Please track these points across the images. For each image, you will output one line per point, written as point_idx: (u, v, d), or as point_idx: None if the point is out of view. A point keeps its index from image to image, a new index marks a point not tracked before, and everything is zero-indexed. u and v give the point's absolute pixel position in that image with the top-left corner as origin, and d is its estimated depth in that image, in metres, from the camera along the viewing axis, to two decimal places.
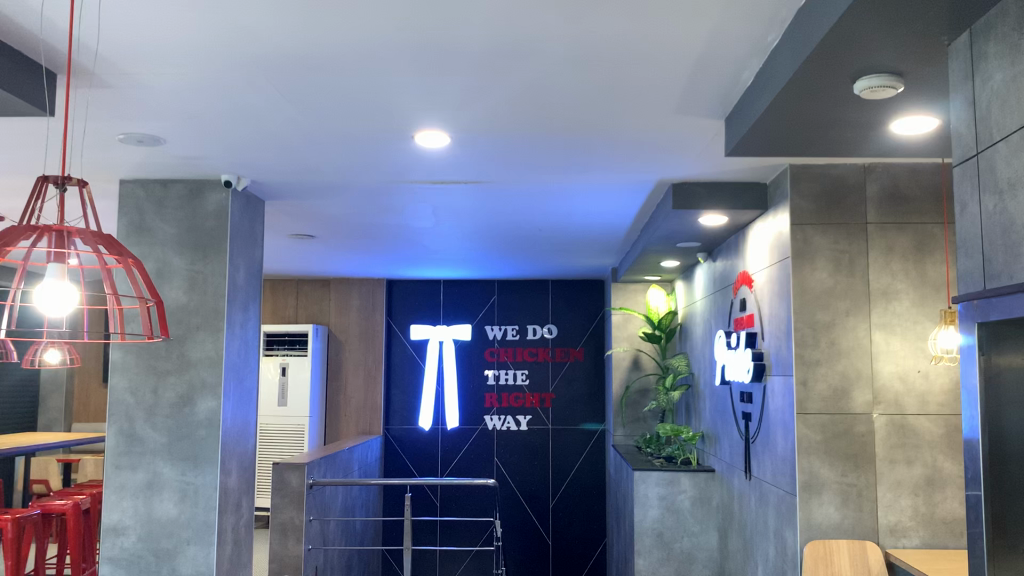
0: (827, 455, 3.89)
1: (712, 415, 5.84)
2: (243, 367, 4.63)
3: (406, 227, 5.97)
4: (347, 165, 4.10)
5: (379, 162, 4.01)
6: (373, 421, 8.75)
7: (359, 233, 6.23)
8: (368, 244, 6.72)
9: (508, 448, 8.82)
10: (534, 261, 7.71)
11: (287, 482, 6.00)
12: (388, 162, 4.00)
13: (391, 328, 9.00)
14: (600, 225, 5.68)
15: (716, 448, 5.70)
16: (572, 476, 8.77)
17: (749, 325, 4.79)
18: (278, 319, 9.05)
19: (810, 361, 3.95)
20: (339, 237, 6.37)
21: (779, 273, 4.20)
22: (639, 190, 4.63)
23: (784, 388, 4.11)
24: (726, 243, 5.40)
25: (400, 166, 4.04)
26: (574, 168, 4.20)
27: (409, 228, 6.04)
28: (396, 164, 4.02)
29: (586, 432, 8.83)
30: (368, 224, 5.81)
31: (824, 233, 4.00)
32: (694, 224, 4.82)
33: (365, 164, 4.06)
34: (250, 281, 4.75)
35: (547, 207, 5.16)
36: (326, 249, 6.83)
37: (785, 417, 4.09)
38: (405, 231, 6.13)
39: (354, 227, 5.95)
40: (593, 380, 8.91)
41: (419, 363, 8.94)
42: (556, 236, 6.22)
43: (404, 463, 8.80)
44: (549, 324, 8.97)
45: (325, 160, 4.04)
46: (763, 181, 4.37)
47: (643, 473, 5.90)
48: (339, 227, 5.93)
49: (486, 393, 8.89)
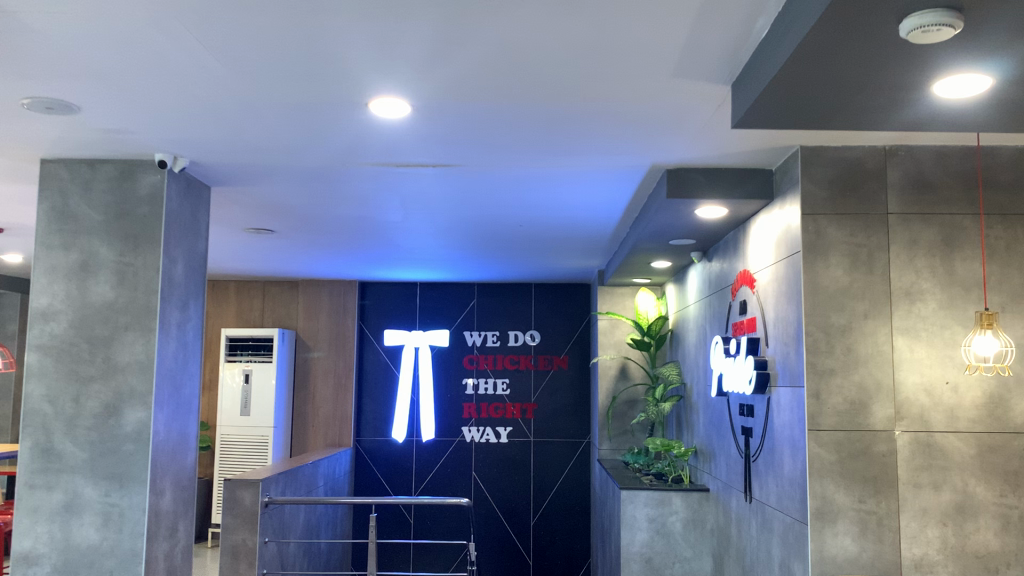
0: (842, 479, 3.39)
1: (707, 428, 5.33)
2: (180, 373, 4.10)
3: (372, 221, 5.47)
4: (297, 143, 3.59)
5: (331, 138, 3.49)
6: (342, 432, 8.20)
7: (322, 229, 5.71)
8: (335, 241, 6.19)
9: (487, 461, 8.30)
10: (514, 262, 7.23)
11: (240, 500, 5.47)
12: (343, 138, 3.49)
13: (364, 333, 8.48)
14: (587, 219, 5.18)
15: (710, 465, 5.20)
16: (555, 492, 8.26)
17: (750, 330, 4.30)
18: (242, 323, 8.49)
19: (823, 369, 3.45)
20: (301, 233, 5.86)
21: (788, 269, 3.70)
22: (630, 177, 4.13)
23: (793, 401, 3.61)
24: (724, 240, 4.91)
25: (355, 142, 3.54)
26: (556, 149, 3.70)
27: (377, 224, 5.53)
28: (352, 140, 3.52)
29: (571, 445, 8.32)
30: (331, 217, 5.31)
31: (840, 224, 3.51)
32: (690, 217, 4.32)
33: (316, 141, 3.55)
34: (191, 276, 4.23)
35: (525, 198, 4.66)
36: (289, 245, 6.31)
37: (796, 434, 3.58)
38: (373, 226, 5.63)
39: (317, 221, 5.44)
40: (577, 390, 8.41)
41: (393, 371, 8.43)
42: (539, 233, 5.72)
43: (376, 478, 8.26)
44: (532, 330, 8.46)
45: (271, 136, 3.53)
46: (769, 167, 3.89)
47: (632, 493, 5.38)
48: (299, 220, 5.40)
49: (464, 403, 8.38)
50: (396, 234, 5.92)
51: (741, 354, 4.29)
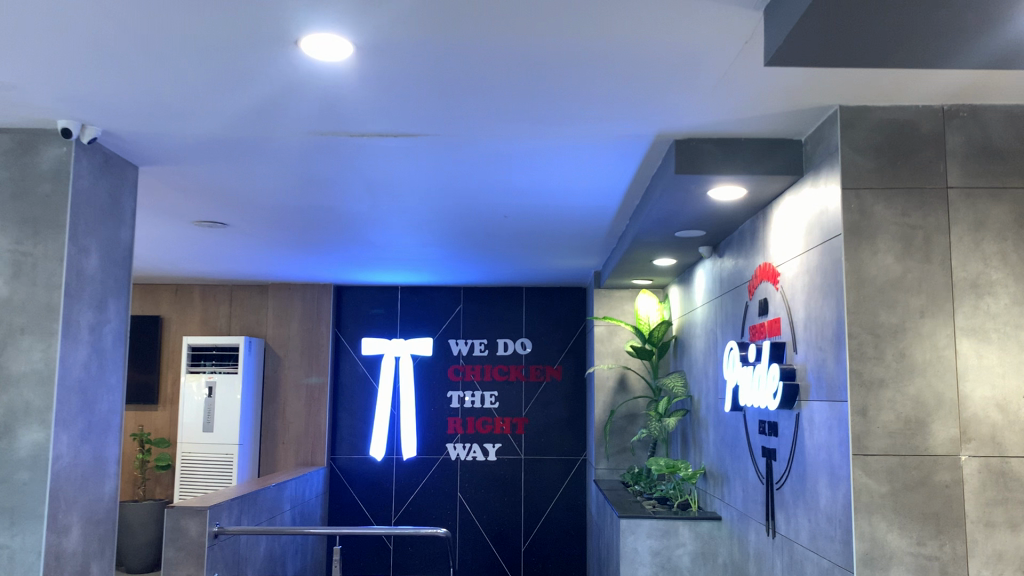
0: (896, 516, 2.72)
1: (719, 447, 4.68)
2: (94, 386, 3.43)
3: (336, 212, 4.82)
4: (219, 101, 2.93)
5: (259, 92, 2.83)
6: (316, 450, 7.52)
7: (282, 221, 5.07)
8: (299, 236, 5.54)
9: (474, 481, 7.63)
10: (501, 262, 6.58)
11: (185, 531, 4.78)
12: (273, 92, 2.84)
13: (340, 342, 7.82)
14: (579, 207, 4.54)
15: (724, 491, 4.53)
16: (548, 515, 7.58)
17: (773, 333, 3.65)
18: (207, 330, 7.82)
19: (870, 380, 2.79)
20: (259, 226, 5.22)
21: (824, 259, 3.05)
22: (631, 151, 3.49)
23: (832, 418, 2.95)
24: (738, 231, 4.27)
25: (288, 98, 2.88)
26: (538, 112, 3.06)
27: (342, 215, 4.88)
28: (285, 95, 2.86)
29: (565, 463, 7.65)
30: (288, 206, 4.66)
31: (889, 202, 2.86)
32: (701, 200, 3.67)
33: (240, 98, 2.89)
34: (111, 270, 3.57)
35: (507, 180, 4.02)
36: (248, 241, 5.65)
37: (835, 458, 2.92)
38: (339, 218, 4.99)
39: (273, 211, 4.79)
40: (572, 403, 7.75)
41: (372, 382, 7.77)
42: (527, 225, 5.08)
43: (353, 500, 7.58)
44: (523, 338, 7.81)
45: (186, 93, 2.87)
46: (798, 137, 3.25)
47: (632, 522, 4.71)
48: (252, 210, 4.76)
49: (449, 418, 7.72)
50: (366, 228, 5.27)
51: (762, 363, 3.64)
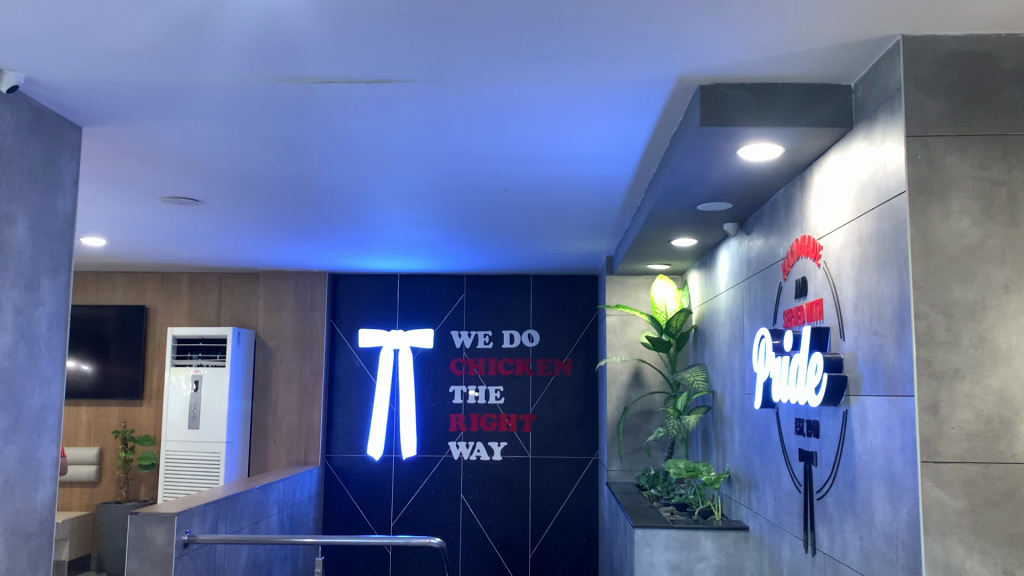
0: (976, 539, 2.19)
1: (746, 450, 4.17)
2: (21, 378, 2.95)
3: (317, 186, 4.35)
4: (141, 30, 2.44)
5: (177, 10, 2.32)
6: (309, 449, 7.05)
7: (260, 197, 4.61)
8: (282, 215, 5.07)
9: (478, 482, 7.14)
10: (504, 246, 6.08)
11: (150, 540, 4.31)
12: (201, 14, 2.34)
13: (336, 334, 7.34)
14: (586, 176, 4.05)
15: (752, 498, 4.02)
16: (557, 518, 7.09)
17: (813, 318, 3.13)
18: (195, 321, 7.37)
19: (943, 370, 2.26)
20: (235, 203, 4.75)
21: (881, 226, 2.53)
22: (645, 102, 2.98)
23: (891, 417, 2.43)
24: (770, 202, 3.75)
25: (215, 19, 2.38)
26: (530, 48, 2.56)
27: (323, 189, 4.41)
28: (216, 18, 2.37)
29: (576, 463, 7.14)
30: (261, 178, 4.19)
31: (963, 152, 2.33)
32: (727, 162, 3.16)
33: (161, 21, 2.39)
34: (45, 243, 3.09)
35: (502, 143, 3.52)
36: (226, 220, 5.18)
37: (895, 466, 2.39)
38: (321, 194, 4.52)
39: (246, 184, 4.33)
40: (583, 398, 7.24)
41: (370, 377, 7.29)
42: (530, 200, 4.58)
43: (349, 502, 7.12)
44: (530, 330, 7.31)
45: (98, 20, 2.38)
46: (847, 82, 2.73)
47: (648, 533, 4.20)
48: (222, 183, 4.29)
49: (452, 415, 7.23)
50: (353, 204, 4.79)
51: (799, 353, 3.12)
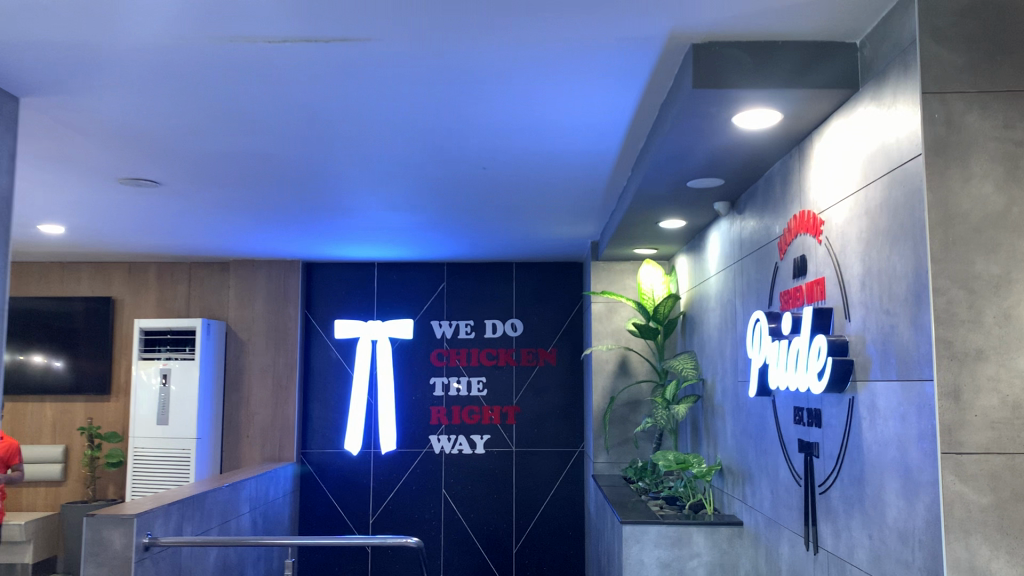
0: (1003, 539, 1.98)
1: (740, 440, 3.96)
2: None
3: (283, 164, 4.10)
4: None
5: None
6: (284, 445, 6.80)
7: (224, 177, 4.35)
8: (249, 198, 4.81)
9: (460, 477, 6.91)
10: (485, 230, 5.84)
11: (107, 544, 4.06)
12: None
13: (311, 325, 7.08)
14: (569, 150, 3.81)
15: (747, 492, 3.81)
16: (542, 513, 6.87)
17: (813, 299, 2.91)
18: (163, 313, 7.08)
19: (964, 351, 2.04)
20: (197, 185, 4.49)
21: (892, 195, 2.31)
22: (631, 64, 2.74)
23: (905, 404, 2.21)
24: (765, 178, 3.52)
25: None
26: (501, 2, 2.32)
27: (289, 167, 4.15)
28: None
29: (561, 456, 6.92)
30: (222, 156, 3.93)
31: (985, 110, 2.11)
32: (720, 131, 2.93)
33: None
34: None
35: (477, 113, 3.28)
36: (188, 204, 4.92)
37: (911, 457, 2.17)
38: (288, 173, 4.27)
39: (208, 163, 4.08)
40: (568, 389, 7.01)
41: (347, 369, 7.04)
42: (510, 178, 4.34)
43: (326, 499, 6.88)
44: (513, 319, 7.08)
45: None
46: (853, 39, 2.50)
47: (638, 530, 3.97)
48: (180, 161, 4.03)
49: (433, 407, 6.99)
50: (323, 185, 4.53)
51: (798, 337, 2.90)
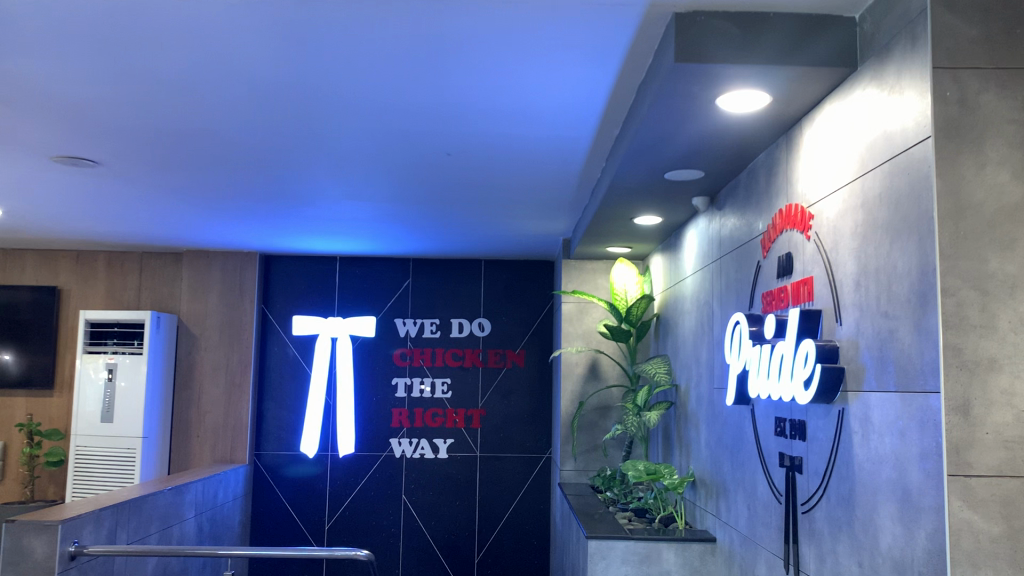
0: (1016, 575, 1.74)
1: (714, 451, 3.72)
2: None
3: (229, 140, 3.82)
4: None
5: None
6: (236, 446, 6.48)
7: (168, 154, 4.06)
8: (197, 179, 4.52)
9: (422, 482, 6.63)
10: (451, 224, 5.58)
11: (28, 552, 3.73)
12: None
13: (268, 321, 6.76)
14: (537, 132, 3.57)
15: (722, 506, 3.57)
16: (506, 521, 6.60)
17: (798, 302, 2.68)
18: (112, 305, 6.74)
19: (976, 360, 1.79)
20: (139, 163, 4.18)
21: (893, 184, 2.07)
22: (606, 35, 2.49)
23: (905, 418, 1.97)
24: (748, 171, 3.28)
25: None
26: None
27: (237, 144, 3.87)
28: None
29: (527, 462, 6.65)
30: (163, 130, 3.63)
31: (1002, 89, 1.87)
32: (702, 113, 2.68)
33: None
34: None
35: (438, 86, 3.01)
36: (132, 185, 4.60)
37: (910, 479, 1.93)
38: (236, 151, 3.99)
39: (149, 137, 3.79)
40: (536, 393, 6.75)
41: (305, 368, 6.74)
42: (475, 164, 4.09)
43: (280, 503, 6.58)
44: (481, 319, 6.80)
45: None
46: (852, 11, 2.26)
47: (604, 545, 3.71)
48: (118, 135, 3.74)
49: (394, 409, 6.70)
50: (276, 166, 4.24)
51: (781, 343, 2.67)
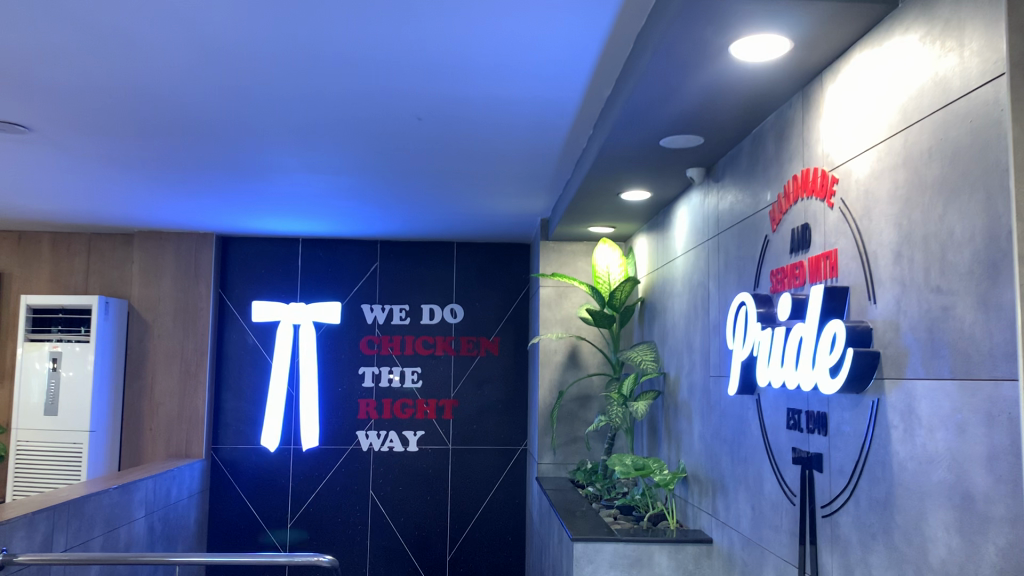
0: None
1: (711, 444, 3.41)
2: None
3: (175, 96, 3.45)
4: None
5: None
6: (191, 440, 6.09)
7: (107, 112, 3.68)
8: (142, 141, 4.13)
9: (391, 477, 6.28)
10: (421, 202, 5.23)
11: None
12: None
13: (226, 306, 6.37)
14: (516, 87, 3.24)
15: (720, 505, 3.27)
16: (479, 517, 6.28)
17: (816, 280, 2.39)
18: (57, 289, 6.29)
19: None
20: (75, 117, 3.79)
21: (948, 134, 1.75)
22: None
23: (967, 410, 1.66)
24: (754, 136, 2.96)
25: None
26: None
27: (184, 102, 3.50)
28: None
29: (502, 455, 6.33)
30: (97, 75, 3.25)
31: None
32: (711, 61, 2.36)
33: None
34: None
35: (408, 19, 2.67)
36: (69, 144, 4.20)
37: (973, 483, 1.62)
38: (184, 109, 3.61)
39: (84, 90, 3.42)
40: (511, 382, 6.42)
41: (265, 357, 6.36)
42: (448, 129, 3.75)
43: (239, 500, 6.21)
44: (453, 305, 6.46)
45: None
46: None
47: (591, 548, 3.39)
48: (46, 85, 3.36)
49: (361, 400, 6.34)
50: (229, 126, 3.87)
51: (797, 326, 2.37)
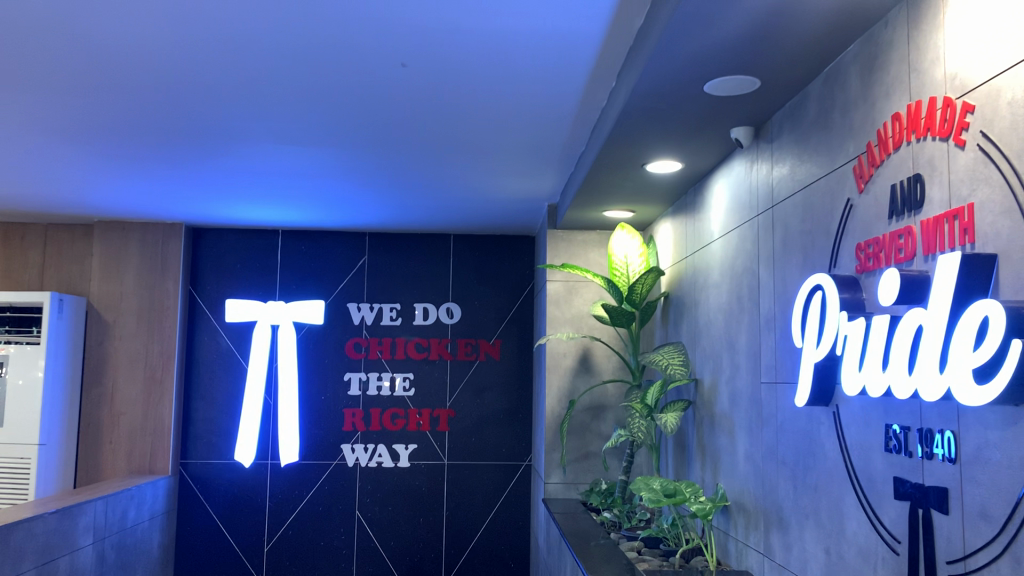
0: None
1: (762, 466, 2.77)
2: None
3: (104, 37, 2.81)
4: None
5: None
6: (156, 454, 5.44)
7: (27, 60, 3.04)
8: (79, 102, 3.50)
9: (380, 496, 5.63)
10: (411, 184, 4.60)
11: None
12: None
13: (197, 304, 5.74)
14: (523, 21, 2.59)
15: (778, 545, 2.61)
16: (478, 541, 5.62)
17: (934, 249, 1.75)
18: (9, 285, 5.64)
19: None
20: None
21: None
22: None
23: None
24: (828, 76, 2.32)
25: None
26: None
27: (115, 45, 2.86)
28: None
29: (503, 471, 5.68)
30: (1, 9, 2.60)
31: None
32: None
33: None
34: None
35: None
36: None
37: None
38: (119, 56, 2.97)
39: None
40: (514, 390, 5.77)
41: (241, 362, 5.72)
42: (440, 83, 3.11)
43: (210, 521, 5.56)
44: (449, 304, 5.82)
45: None
46: None
47: None
48: None
49: (347, 410, 5.69)
50: (178, 83, 3.23)
51: (911, 315, 1.72)
